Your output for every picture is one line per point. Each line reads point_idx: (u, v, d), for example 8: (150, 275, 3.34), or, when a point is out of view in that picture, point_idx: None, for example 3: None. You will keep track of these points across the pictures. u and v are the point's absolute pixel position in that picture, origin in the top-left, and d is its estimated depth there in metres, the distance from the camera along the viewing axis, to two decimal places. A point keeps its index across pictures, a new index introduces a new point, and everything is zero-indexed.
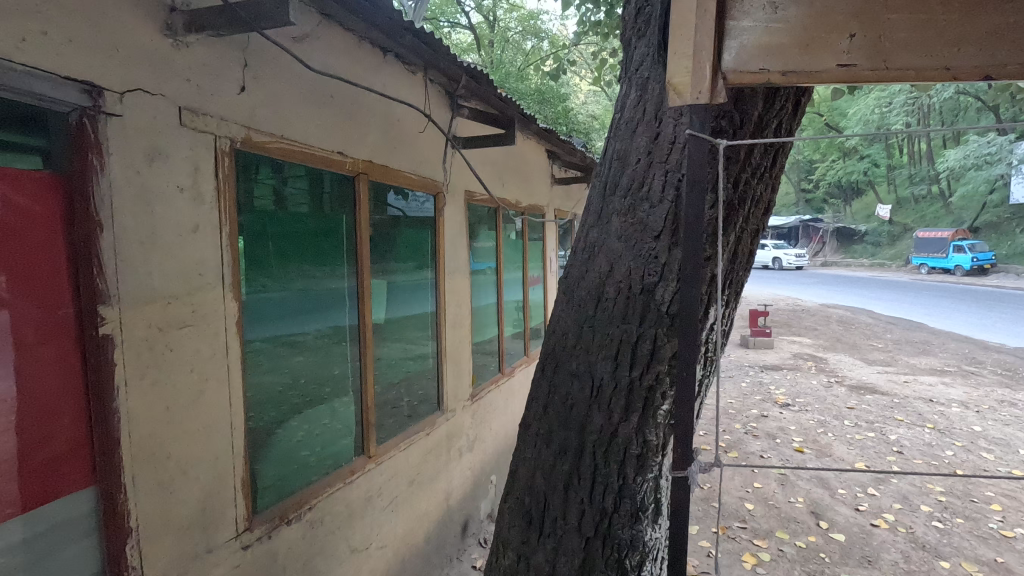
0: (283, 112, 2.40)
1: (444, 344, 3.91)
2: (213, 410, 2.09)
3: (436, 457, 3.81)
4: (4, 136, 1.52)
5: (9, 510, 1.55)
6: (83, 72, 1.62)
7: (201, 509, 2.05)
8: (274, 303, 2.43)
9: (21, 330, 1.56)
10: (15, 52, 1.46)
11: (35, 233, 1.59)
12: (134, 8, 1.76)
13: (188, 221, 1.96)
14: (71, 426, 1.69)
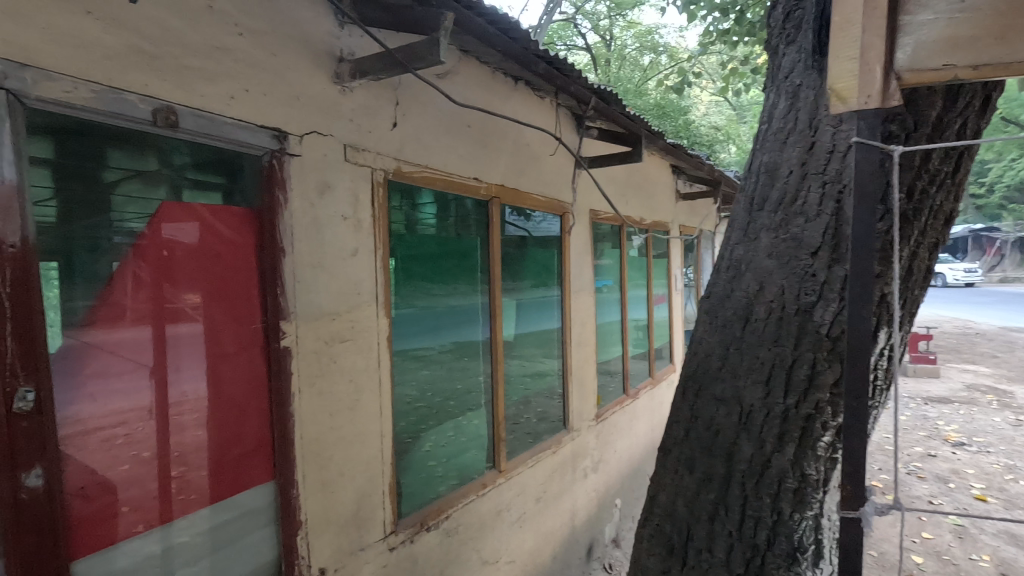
0: (427, 143, 2.60)
1: (569, 362, 3.93)
2: (367, 418, 2.28)
3: (562, 475, 3.81)
4: (211, 177, 1.79)
5: (201, 498, 1.77)
6: (272, 120, 1.89)
7: (355, 509, 2.24)
8: (416, 319, 2.64)
9: (223, 343, 1.82)
10: (227, 109, 1.75)
11: (235, 258, 1.85)
12: (312, 62, 2.03)
13: (349, 246, 2.19)
14: (258, 427, 1.92)
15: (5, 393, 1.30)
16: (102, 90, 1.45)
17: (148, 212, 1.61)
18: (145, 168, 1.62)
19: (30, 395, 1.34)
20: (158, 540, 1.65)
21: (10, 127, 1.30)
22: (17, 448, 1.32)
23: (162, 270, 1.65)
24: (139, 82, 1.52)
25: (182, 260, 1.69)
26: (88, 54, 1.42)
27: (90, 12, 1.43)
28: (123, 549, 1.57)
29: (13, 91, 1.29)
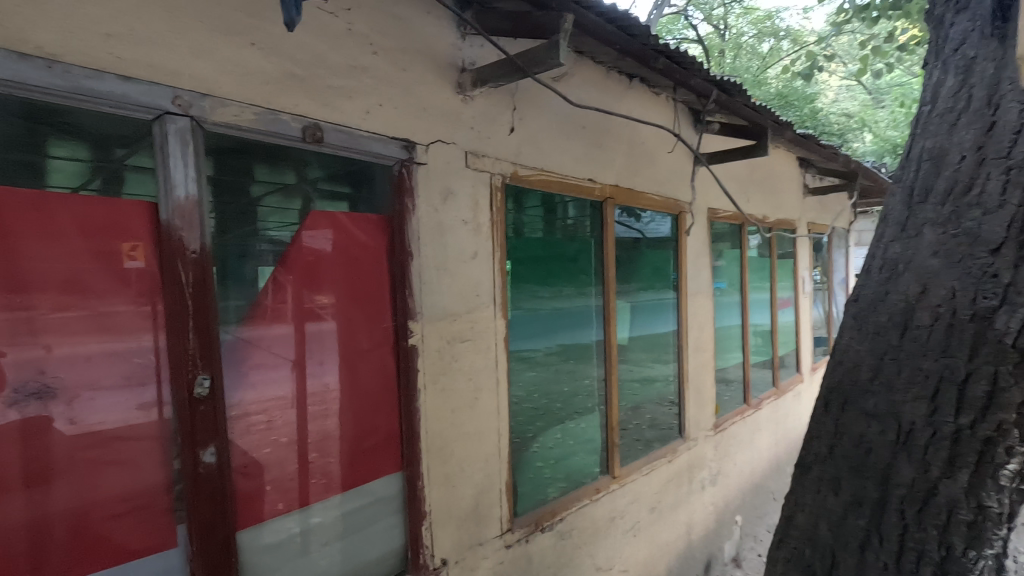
0: (543, 147, 2.62)
1: (685, 368, 3.76)
2: (485, 417, 2.34)
3: (678, 486, 3.65)
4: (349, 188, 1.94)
5: (339, 484, 1.89)
6: (401, 131, 2.00)
7: (474, 504, 2.30)
8: (533, 320, 2.70)
9: (359, 340, 1.95)
10: (362, 123, 1.89)
11: (370, 261, 1.97)
12: (437, 74, 2.12)
13: (469, 249, 2.26)
14: (388, 421, 2.03)
15: (187, 380, 1.50)
16: (262, 112, 1.62)
17: (298, 220, 1.77)
18: (296, 180, 1.79)
19: (207, 382, 1.53)
20: (301, 520, 1.79)
21: (193, 149, 1.49)
22: (197, 428, 1.52)
23: (308, 271, 1.80)
24: (291, 103, 1.69)
25: (325, 262, 1.84)
26: (252, 81, 1.60)
27: (254, 44, 1.60)
28: (275, 525, 1.73)
29: (195, 117, 1.49)
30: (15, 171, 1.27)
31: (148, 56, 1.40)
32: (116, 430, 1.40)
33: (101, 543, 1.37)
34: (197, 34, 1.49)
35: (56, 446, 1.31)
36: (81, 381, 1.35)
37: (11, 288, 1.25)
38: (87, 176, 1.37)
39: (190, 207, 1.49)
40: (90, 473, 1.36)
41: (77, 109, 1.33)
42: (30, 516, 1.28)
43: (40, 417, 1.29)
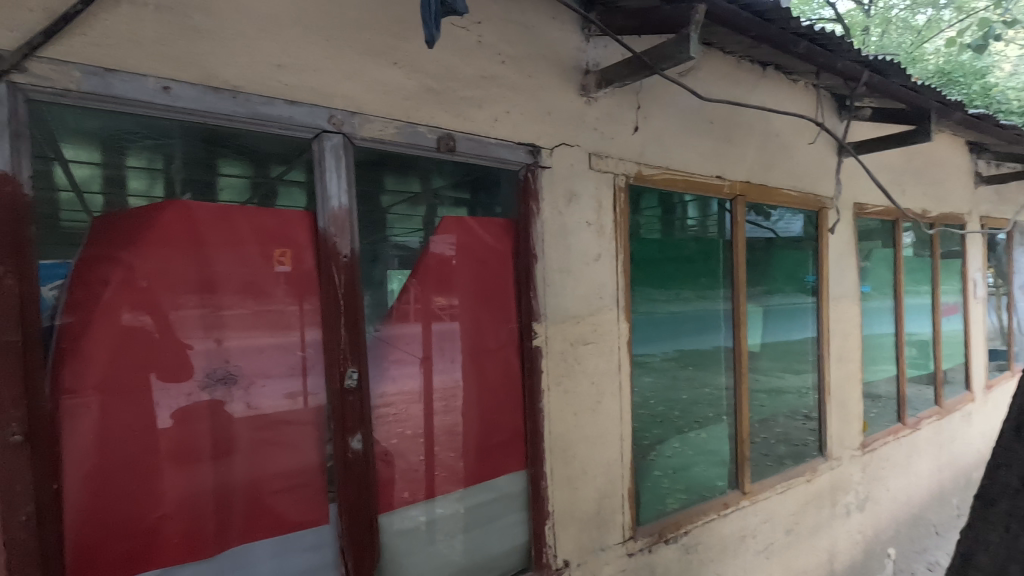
0: (668, 144, 2.53)
1: (826, 379, 3.44)
2: (607, 420, 2.31)
3: (818, 508, 3.33)
4: (478, 194, 2.02)
5: (468, 478, 1.98)
6: (527, 136, 2.05)
7: (596, 508, 2.28)
8: (658, 323, 2.62)
9: (486, 340, 2.02)
10: (491, 130, 1.96)
11: (496, 263, 2.04)
12: (561, 78, 2.14)
13: (592, 250, 2.25)
14: (513, 419, 2.08)
15: (338, 372, 1.65)
16: (402, 126, 1.74)
17: (422, 225, 1.88)
18: (425, 187, 1.89)
19: (355, 374, 1.68)
20: (426, 511, 1.87)
21: (344, 163, 1.64)
22: (347, 416, 1.66)
23: (439, 274, 1.91)
24: (428, 116, 1.80)
25: (455, 266, 1.95)
26: (394, 97, 1.73)
27: (395, 63, 1.72)
28: (404, 513, 1.82)
29: (347, 134, 1.64)
30: (196, 189, 1.47)
31: (309, 81, 1.57)
32: (281, 414, 1.58)
33: (269, 514, 1.55)
34: (349, 58, 1.63)
35: (236, 426, 1.51)
36: (254, 370, 1.54)
37: (203, 289, 1.46)
38: (249, 192, 1.55)
39: (341, 216, 1.65)
40: (260, 450, 1.55)
41: (248, 132, 1.51)
42: (216, 485, 1.48)
43: (223, 400, 1.49)
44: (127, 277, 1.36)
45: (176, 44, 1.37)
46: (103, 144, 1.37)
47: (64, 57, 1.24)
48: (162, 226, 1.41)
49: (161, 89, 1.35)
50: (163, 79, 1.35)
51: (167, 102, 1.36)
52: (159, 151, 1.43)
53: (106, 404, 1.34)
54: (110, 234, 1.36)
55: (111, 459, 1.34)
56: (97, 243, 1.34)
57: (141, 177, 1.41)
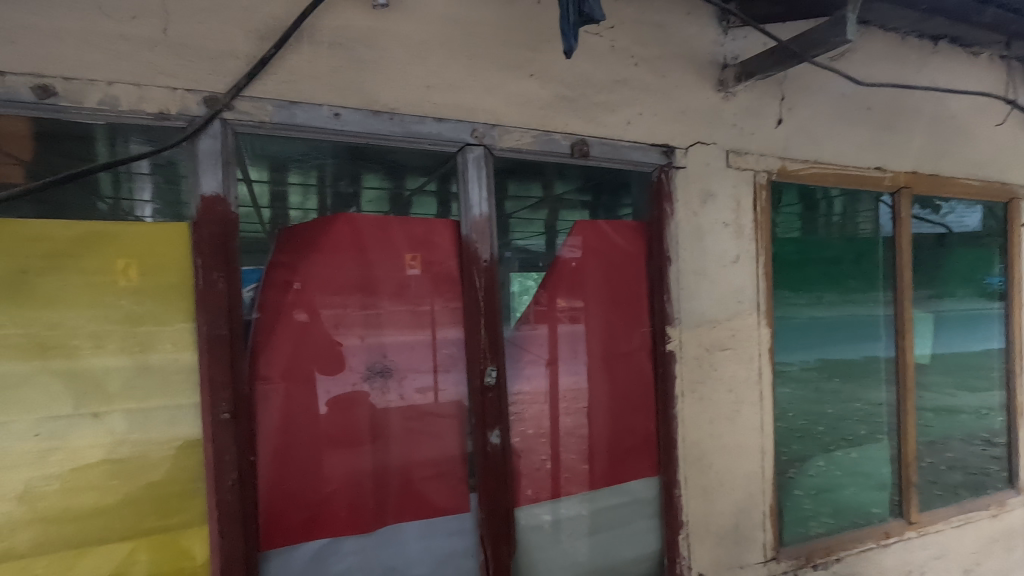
0: (816, 136, 2.34)
1: (1018, 399, 2.94)
2: (747, 431, 2.19)
3: (1007, 549, 2.86)
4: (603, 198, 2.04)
5: (599, 479, 1.99)
6: (660, 137, 2.02)
7: (734, 523, 2.17)
8: (804, 330, 2.43)
9: (618, 343, 2.02)
10: (624, 133, 1.95)
11: (628, 266, 2.03)
12: (696, 75, 2.07)
13: (730, 252, 2.14)
14: (645, 424, 2.05)
15: (479, 370, 1.74)
16: (538, 134, 1.81)
17: (543, 228, 1.93)
18: (548, 193, 1.97)
19: (494, 372, 1.76)
20: (552, 510, 1.91)
21: (485, 173, 1.75)
22: (486, 412, 1.75)
23: (571, 277, 1.95)
24: (563, 123, 1.85)
25: (588, 269, 1.98)
26: (530, 107, 1.80)
27: (532, 74, 1.79)
28: (536, 509, 1.88)
29: (487, 145, 1.74)
30: (340, 201, 1.66)
31: (455, 98, 1.69)
32: (428, 406, 1.72)
33: (419, 497, 1.70)
34: (489, 74, 1.73)
35: (391, 415, 1.68)
36: (406, 365, 1.70)
37: (363, 291, 1.64)
38: (386, 203, 1.71)
39: (482, 223, 1.75)
40: (411, 439, 1.70)
41: (400, 149, 1.66)
42: (375, 467, 1.65)
43: (381, 391, 1.66)
44: (305, 281, 1.58)
45: (345, 74, 1.55)
46: (268, 164, 1.60)
47: (261, 94, 1.47)
48: (333, 236, 1.60)
49: (333, 115, 1.54)
50: (334, 106, 1.54)
51: (338, 127, 1.54)
52: (311, 167, 1.66)
53: (289, 390, 1.55)
54: (292, 244, 1.57)
55: (293, 437, 1.55)
56: (283, 252, 1.56)
57: (296, 192, 1.64)
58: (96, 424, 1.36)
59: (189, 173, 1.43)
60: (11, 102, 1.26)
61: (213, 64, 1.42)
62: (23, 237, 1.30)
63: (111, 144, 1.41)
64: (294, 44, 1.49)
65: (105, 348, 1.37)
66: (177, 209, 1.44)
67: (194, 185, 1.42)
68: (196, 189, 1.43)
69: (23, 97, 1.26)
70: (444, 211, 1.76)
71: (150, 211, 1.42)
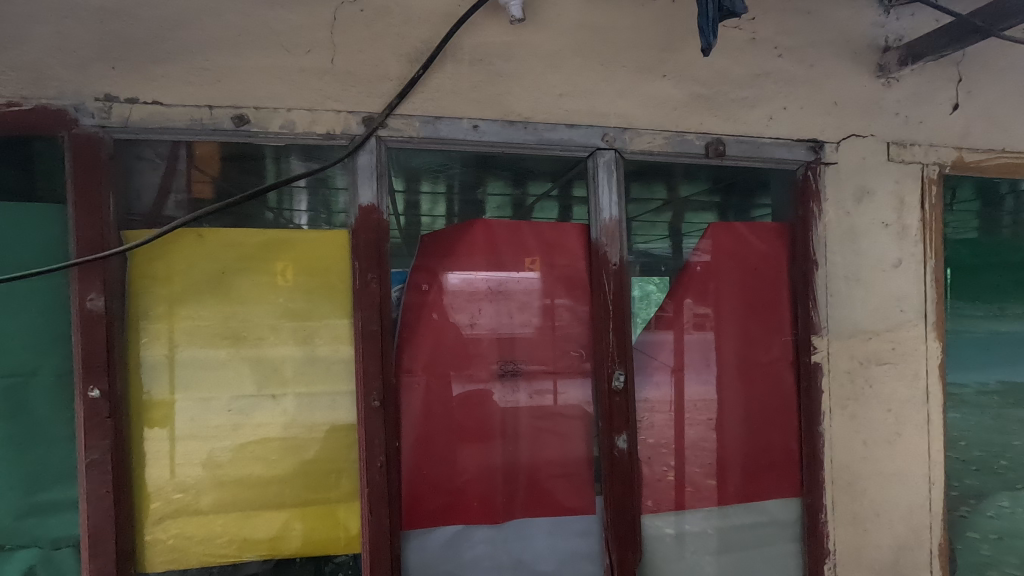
0: (1005, 121, 2.02)
1: None
2: (909, 456, 1.94)
3: None
4: (733, 198, 1.95)
5: (732, 495, 1.89)
6: (807, 132, 1.87)
7: (892, 559, 1.93)
8: (985, 346, 2.10)
9: (756, 352, 1.90)
10: (766, 130, 1.84)
11: (768, 271, 1.92)
12: (851, 61, 1.89)
13: (891, 256, 1.92)
14: (786, 439, 1.91)
15: (607, 373, 1.74)
16: (671, 136, 1.77)
17: (667, 231, 1.87)
18: (672, 195, 1.91)
19: (622, 377, 1.75)
20: (676, 523, 1.85)
21: (616, 177, 1.75)
22: (614, 416, 1.75)
23: (704, 282, 1.88)
24: (698, 123, 1.79)
25: (723, 274, 1.89)
26: (663, 109, 1.76)
27: (665, 75, 1.76)
28: (663, 518, 1.84)
29: (618, 149, 1.74)
30: (467, 208, 1.74)
31: (587, 104, 1.71)
32: (557, 407, 1.76)
33: (547, 495, 1.74)
34: (621, 77, 1.73)
35: (521, 413, 1.74)
36: (535, 365, 1.75)
37: (497, 293, 1.73)
38: (509, 209, 1.77)
39: (612, 227, 1.75)
40: (540, 438, 1.75)
41: (532, 155, 1.72)
42: (505, 462, 1.72)
43: (511, 389, 1.73)
44: (444, 283, 1.70)
45: (483, 88, 1.64)
46: (403, 174, 1.70)
47: (410, 111, 1.60)
48: (470, 240, 1.71)
49: (473, 128, 1.64)
50: (474, 119, 1.64)
51: (477, 138, 1.64)
52: (441, 176, 1.74)
53: (429, 383, 1.67)
54: (434, 249, 1.70)
55: (432, 428, 1.68)
56: (425, 256, 1.69)
57: (427, 201, 1.72)
58: (273, 405, 1.58)
59: (344, 188, 1.60)
60: (217, 131, 1.52)
61: (370, 86, 1.58)
62: (222, 243, 1.56)
63: (276, 161, 1.60)
64: (439, 63, 1.61)
65: (281, 339, 1.59)
66: (328, 217, 1.61)
67: (351, 196, 1.59)
68: (347, 200, 1.61)
69: (226, 126, 1.51)
70: (566, 215, 1.78)
71: (305, 218, 1.60)
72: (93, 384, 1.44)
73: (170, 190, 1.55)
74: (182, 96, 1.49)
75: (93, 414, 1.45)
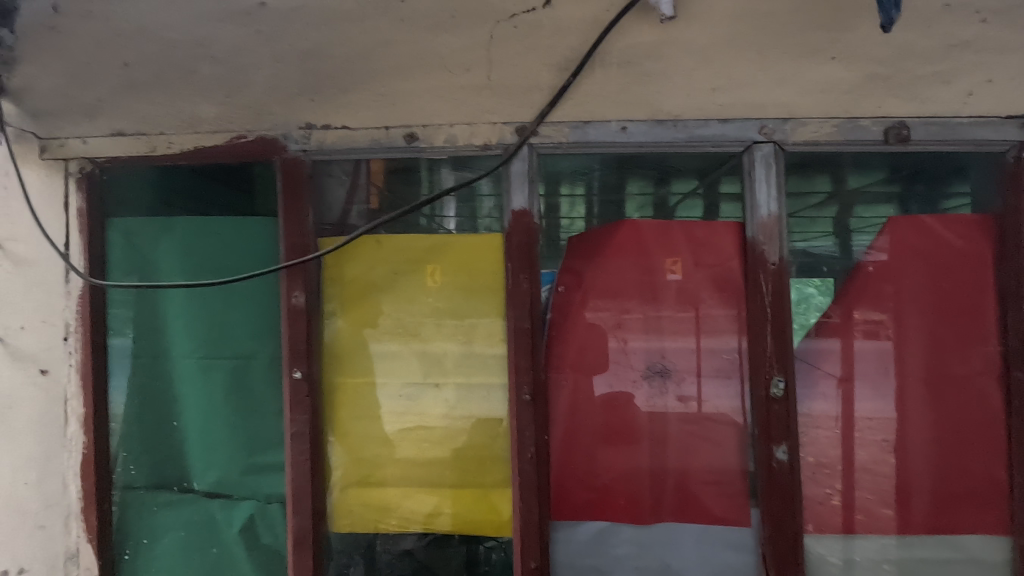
0: None
1: None
2: None
3: None
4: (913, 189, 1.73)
5: (919, 524, 1.66)
6: (1020, 106, 1.60)
7: None
8: None
9: (951, 362, 1.66)
10: (963, 108, 1.61)
11: (967, 270, 1.67)
12: None
13: None
14: (990, 465, 1.64)
15: (765, 379, 1.64)
16: (842, 123, 1.64)
17: (832, 228, 1.72)
18: (840, 186, 1.75)
19: (782, 383, 1.63)
20: (844, 550, 1.68)
21: (775, 170, 1.65)
22: (773, 426, 1.64)
23: (882, 283, 1.69)
24: (875, 106, 1.62)
25: (907, 273, 1.68)
26: (833, 94, 1.62)
27: (835, 58, 1.57)
28: (828, 543, 1.68)
29: (778, 141, 1.65)
30: (606, 208, 1.77)
31: (743, 96, 1.63)
32: (708, 411, 1.70)
33: (697, 502, 1.69)
34: (781, 65, 1.59)
35: (670, 417, 1.71)
36: (685, 367, 1.71)
37: (645, 293, 1.72)
38: (651, 209, 1.75)
39: (771, 224, 1.65)
40: (691, 442, 1.70)
41: (680, 153, 1.70)
42: (653, 464, 1.70)
43: (660, 390, 1.71)
44: (592, 283, 1.74)
45: (633, 90, 1.65)
46: (546, 178, 1.76)
47: (561, 118, 1.68)
48: (618, 240, 1.73)
49: (621, 129, 1.68)
50: (622, 121, 1.68)
51: (625, 140, 1.68)
52: (581, 178, 1.77)
53: (577, 381, 1.72)
54: (582, 250, 1.75)
55: (580, 424, 1.72)
56: (573, 257, 1.75)
57: (565, 203, 1.76)
58: (436, 393, 1.75)
59: (489, 194, 1.72)
60: (393, 148, 1.74)
61: (523, 98, 1.67)
62: (395, 248, 1.76)
63: (430, 172, 1.79)
64: (585, 70, 1.63)
65: (443, 333, 1.75)
66: (473, 223, 1.75)
67: (496, 202, 1.72)
68: (491, 206, 1.73)
69: (400, 144, 1.72)
70: (712, 214, 1.73)
71: (453, 223, 1.75)
72: (296, 367, 1.71)
73: (354, 202, 1.79)
74: (366, 119, 1.72)
75: (296, 393, 1.71)
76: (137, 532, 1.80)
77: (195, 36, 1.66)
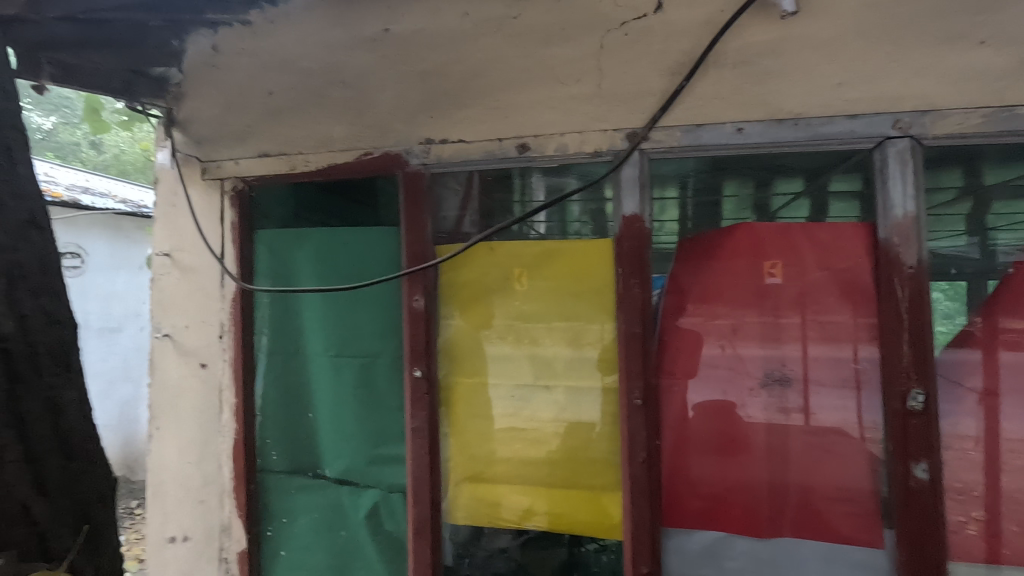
0: None
1: None
2: None
3: None
4: None
5: None
6: None
7: None
8: None
9: None
10: None
11: None
12: None
13: None
14: None
15: (901, 392, 1.53)
16: (992, 112, 1.48)
17: (954, 227, 1.67)
18: (968, 181, 1.65)
19: (921, 397, 1.51)
20: None
21: (912, 167, 1.53)
22: (909, 442, 1.52)
23: None
24: None
25: None
26: (980, 82, 1.49)
27: (984, 41, 1.48)
28: None
29: (915, 136, 1.52)
30: (701, 209, 1.79)
31: (873, 90, 1.54)
32: (834, 423, 1.61)
33: (821, 518, 1.61)
34: (920, 53, 1.51)
35: (791, 429, 1.64)
36: (807, 376, 1.64)
37: (761, 298, 1.67)
38: (750, 207, 1.82)
39: (907, 225, 1.53)
40: (814, 455, 1.62)
41: (802, 153, 1.62)
42: (772, 477, 1.64)
43: (780, 399, 1.65)
44: (704, 288, 1.71)
45: (749, 90, 1.61)
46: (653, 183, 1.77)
47: (672, 122, 1.66)
48: (732, 244, 1.69)
49: (737, 131, 1.62)
50: (738, 121, 1.62)
51: (742, 141, 1.62)
52: (676, 181, 1.79)
53: (689, 386, 1.70)
54: (693, 255, 1.73)
55: (693, 431, 1.69)
56: (683, 261, 1.74)
57: (658, 207, 1.78)
58: (547, 394, 1.79)
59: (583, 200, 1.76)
60: (505, 159, 1.80)
61: (634, 104, 1.68)
62: (507, 254, 1.83)
63: (521, 177, 1.84)
64: (701, 71, 1.63)
65: (554, 337, 1.79)
66: (562, 227, 1.79)
67: (592, 207, 1.76)
68: (581, 209, 1.77)
69: (512, 154, 1.78)
70: (819, 214, 1.73)
71: (543, 227, 1.80)
72: (416, 366, 1.83)
73: (467, 211, 1.88)
74: (479, 132, 1.81)
75: (416, 390, 1.83)
76: (276, 511, 2.01)
77: (348, 62, 1.89)
